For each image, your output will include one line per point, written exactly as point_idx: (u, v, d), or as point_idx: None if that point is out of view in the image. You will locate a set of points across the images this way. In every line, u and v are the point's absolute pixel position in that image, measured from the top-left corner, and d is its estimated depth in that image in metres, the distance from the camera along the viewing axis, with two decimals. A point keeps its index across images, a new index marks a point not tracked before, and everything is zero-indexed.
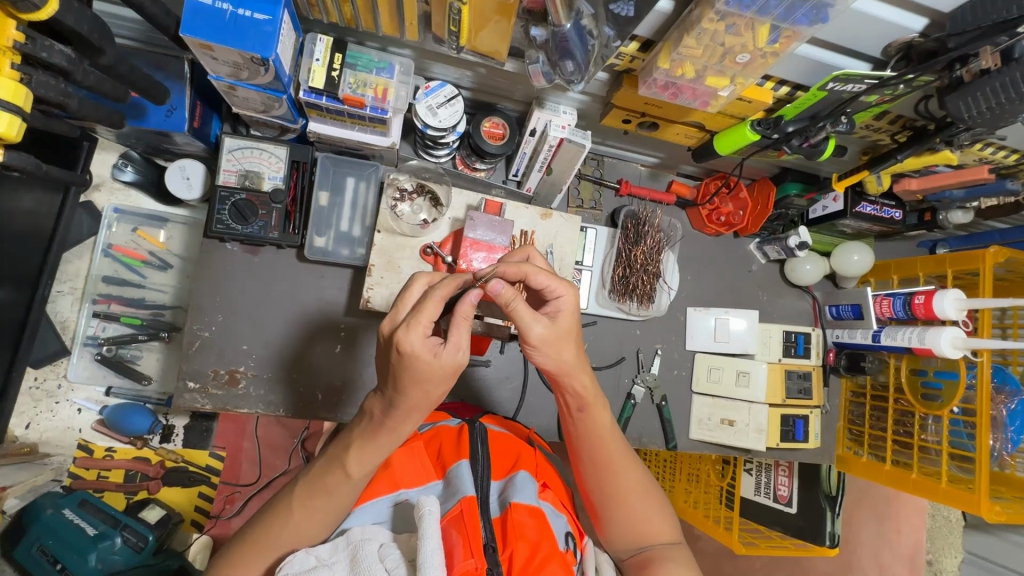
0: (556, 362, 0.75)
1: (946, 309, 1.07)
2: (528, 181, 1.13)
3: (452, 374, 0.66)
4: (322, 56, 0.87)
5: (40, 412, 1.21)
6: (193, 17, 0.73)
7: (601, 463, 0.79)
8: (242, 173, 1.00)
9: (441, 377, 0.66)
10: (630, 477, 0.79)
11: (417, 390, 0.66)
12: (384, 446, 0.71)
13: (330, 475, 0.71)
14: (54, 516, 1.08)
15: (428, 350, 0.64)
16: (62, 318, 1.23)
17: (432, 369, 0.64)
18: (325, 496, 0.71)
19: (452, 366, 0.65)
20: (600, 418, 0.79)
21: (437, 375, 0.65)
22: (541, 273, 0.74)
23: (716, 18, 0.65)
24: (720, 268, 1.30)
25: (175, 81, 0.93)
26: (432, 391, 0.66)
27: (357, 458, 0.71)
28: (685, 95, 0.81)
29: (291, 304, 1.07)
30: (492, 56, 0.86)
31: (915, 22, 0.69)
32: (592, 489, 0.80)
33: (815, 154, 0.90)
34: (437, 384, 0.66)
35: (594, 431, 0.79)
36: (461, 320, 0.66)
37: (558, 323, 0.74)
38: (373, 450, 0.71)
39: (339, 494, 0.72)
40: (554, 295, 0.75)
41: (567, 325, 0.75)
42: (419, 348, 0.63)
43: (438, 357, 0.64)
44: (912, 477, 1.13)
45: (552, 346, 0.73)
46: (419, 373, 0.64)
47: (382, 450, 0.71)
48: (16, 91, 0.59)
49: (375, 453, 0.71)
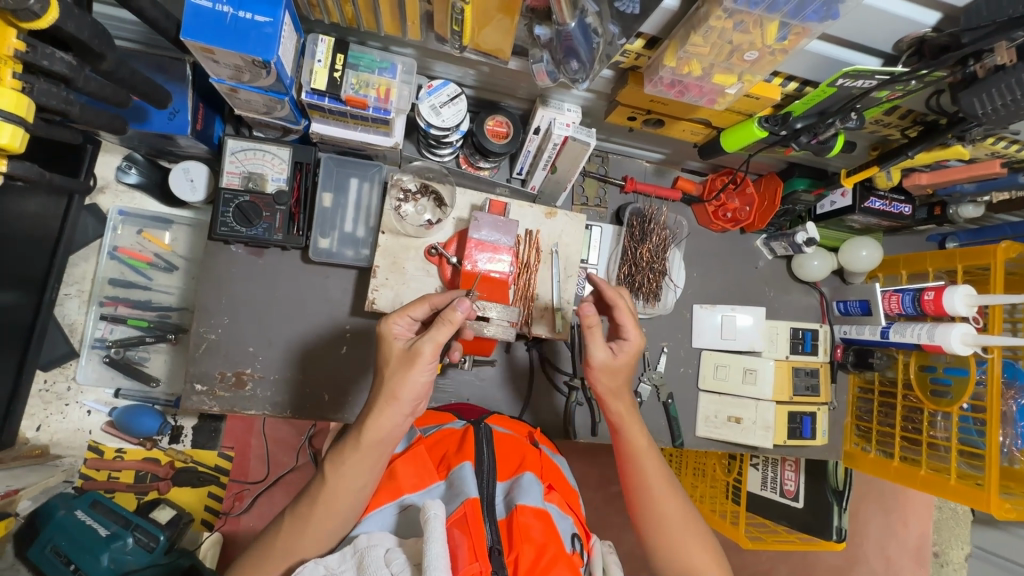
0: (605, 387, 0.87)
1: (957, 305, 1.07)
2: (532, 180, 1.11)
3: (406, 360, 0.73)
4: (324, 57, 0.86)
5: (50, 414, 1.22)
6: (193, 20, 0.72)
7: (652, 501, 0.84)
8: (245, 175, 1.00)
9: (395, 361, 0.74)
10: (680, 517, 0.83)
11: (379, 374, 0.75)
12: (349, 447, 0.73)
13: (313, 483, 0.74)
14: (67, 517, 1.10)
15: (391, 335, 0.77)
16: (70, 320, 1.23)
17: (392, 350, 0.75)
18: (307, 505, 0.73)
19: (407, 349, 0.74)
20: (646, 460, 0.86)
21: (393, 358, 0.74)
22: (627, 314, 0.87)
23: (724, 15, 0.63)
24: (726, 264, 1.29)
25: (176, 84, 0.92)
26: (389, 375, 0.74)
27: (331, 462, 0.73)
28: (691, 92, 0.80)
29: (296, 305, 1.07)
30: (495, 55, 0.85)
31: (928, 17, 0.67)
32: (645, 528, 0.84)
33: (824, 150, 0.88)
34: (393, 368, 0.74)
35: (643, 467, 0.85)
36: (446, 320, 0.73)
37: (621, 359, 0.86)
38: (344, 450, 0.73)
39: (318, 504, 0.72)
40: (626, 335, 0.87)
41: (624, 362, 0.86)
42: (389, 330, 0.77)
43: (401, 342, 0.77)
44: (920, 473, 1.13)
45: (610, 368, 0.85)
46: (384, 355, 0.76)
47: (348, 451, 0.73)
48: (18, 101, 0.59)
49: (344, 455, 0.73)
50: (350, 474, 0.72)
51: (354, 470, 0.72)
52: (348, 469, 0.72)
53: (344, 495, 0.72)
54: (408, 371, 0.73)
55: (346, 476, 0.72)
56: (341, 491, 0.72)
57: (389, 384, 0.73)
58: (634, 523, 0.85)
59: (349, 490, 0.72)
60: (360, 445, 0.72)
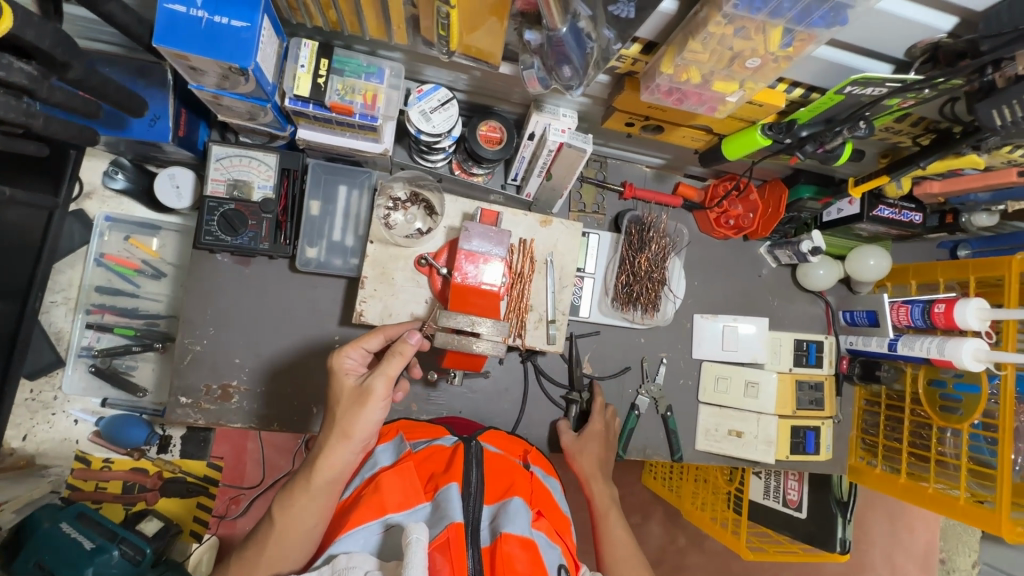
0: (584, 469, 1.03)
1: (969, 318, 1.02)
2: (527, 186, 1.08)
3: (358, 398, 0.71)
4: (307, 62, 0.83)
5: (37, 423, 1.21)
6: (168, 26, 0.69)
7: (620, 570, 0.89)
8: (230, 183, 0.97)
9: (346, 399, 0.72)
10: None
11: (330, 412, 0.73)
12: (297, 490, 0.71)
13: (262, 525, 0.73)
14: (52, 530, 1.07)
15: (343, 370, 0.75)
16: (55, 328, 1.21)
17: (343, 387, 0.74)
18: (254, 549, 0.71)
19: (358, 387, 0.72)
20: (614, 527, 0.94)
21: (344, 396, 0.73)
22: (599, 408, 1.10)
23: (723, 21, 0.59)
24: (729, 272, 1.25)
25: (156, 89, 0.89)
26: (340, 414, 0.72)
27: (280, 504, 0.71)
28: (690, 100, 0.76)
29: (283, 316, 1.04)
30: (485, 58, 0.81)
31: (944, 22, 0.63)
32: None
33: (830, 159, 0.84)
34: (345, 407, 0.72)
35: (613, 534, 0.93)
36: (397, 353, 0.72)
37: (591, 440, 1.06)
38: (293, 492, 0.72)
39: (266, 549, 0.70)
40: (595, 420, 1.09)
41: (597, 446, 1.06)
42: (340, 365, 0.75)
43: (352, 377, 0.75)
44: (927, 491, 1.09)
45: (577, 442, 1.06)
46: (335, 391, 0.74)
47: (297, 493, 0.71)
48: None
49: (292, 497, 0.71)
50: (298, 518, 0.70)
51: (303, 513, 0.71)
52: (296, 511, 0.70)
53: (292, 538, 0.70)
54: (359, 408, 0.71)
55: (295, 520, 0.70)
56: (290, 534, 0.70)
57: (341, 422, 0.71)
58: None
59: (298, 533, 0.71)
60: (309, 487, 0.71)
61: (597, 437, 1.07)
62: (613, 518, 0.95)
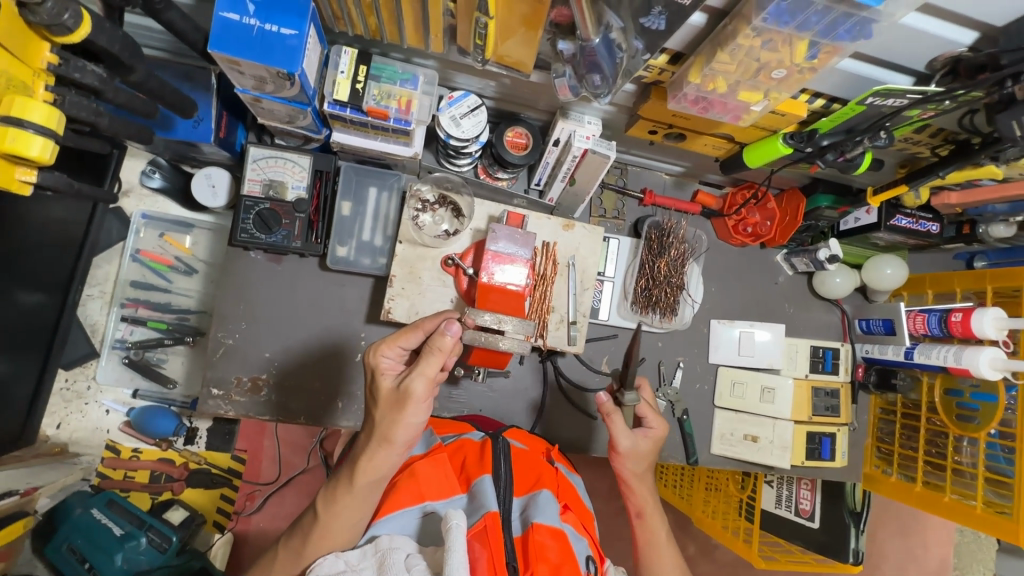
0: (629, 470, 0.95)
1: (986, 328, 1.04)
2: (550, 191, 1.11)
3: (398, 401, 0.71)
4: (347, 69, 0.87)
5: (71, 412, 1.25)
6: (221, 32, 0.73)
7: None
8: (266, 183, 1.01)
9: (385, 403, 0.72)
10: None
11: (370, 415, 0.74)
12: (341, 488, 0.74)
13: (306, 517, 0.76)
14: (83, 515, 1.13)
15: (379, 371, 0.75)
16: (91, 321, 1.26)
17: (381, 389, 0.73)
18: (299, 539, 0.75)
19: (398, 390, 0.72)
20: (657, 529, 0.94)
21: (383, 399, 0.73)
22: (649, 408, 0.95)
23: (752, 33, 0.62)
24: (746, 278, 1.27)
25: (201, 92, 0.93)
26: (381, 418, 0.72)
27: (324, 499, 0.74)
28: (716, 109, 0.79)
29: (312, 313, 1.07)
30: (517, 67, 0.85)
31: (964, 36, 0.65)
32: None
33: (849, 168, 0.87)
34: (385, 410, 0.72)
35: (661, 543, 0.93)
36: (435, 351, 0.71)
37: (655, 442, 0.95)
38: (336, 490, 0.74)
39: (310, 541, 0.73)
40: (650, 423, 0.95)
41: (647, 448, 0.95)
42: (376, 366, 0.75)
43: (389, 378, 0.74)
44: (944, 499, 1.10)
45: (638, 447, 0.93)
46: (374, 393, 0.74)
47: (341, 491, 0.73)
48: (50, 115, 0.61)
49: (336, 495, 0.74)
50: (341, 514, 0.73)
51: (346, 510, 0.73)
52: (340, 509, 0.73)
53: (334, 533, 0.73)
54: (400, 412, 0.71)
55: (336, 515, 0.73)
56: (332, 529, 0.73)
57: (382, 426, 0.72)
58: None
59: (341, 528, 0.74)
60: (352, 486, 0.73)
61: (656, 442, 0.96)
62: (654, 518, 0.95)
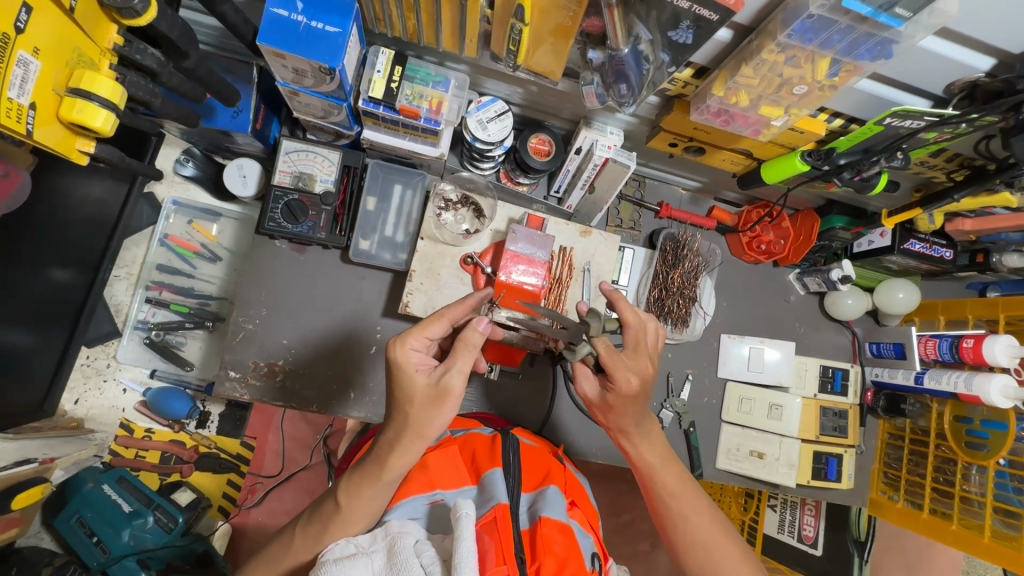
0: (614, 424, 0.87)
1: (997, 356, 1.05)
2: (569, 199, 1.14)
3: (436, 398, 0.71)
4: (383, 68, 0.90)
5: (88, 389, 1.28)
6: (271, 28, 0.77)
7: (675, 509, 0.83)
8: (296, 175, 1.05)
9: (421, 399, 0.71)
10: (702, 517, 0.83)
11: (401, 411, 0.72)
12: (367, 479, 0.73)
13: (325, 505, 0.75)
14: (94, 490, 1.18)
15: (411, 366, 0.72)
16: (117, 302, 1.30)
17: (415, 385, 0.72)
18: (317, 526, 0.74)
19: (434, 387, 0.71)
20: (646, 450, 0.86)
21: (419, 396, 0.71)
22: (608, 352, 0.81)
23: (776, 49, 0.66)
24: (758, 296, 1.28)
25: (243, 84, 1.00)
26: (415, 413, 0.71)
27: (346, 489, 0.74)
28: (736, 122, 0.82)
29: (330, 303, 1.10)
30: (546, 76, 0.87)
31: (982, 62, 0.68)
32: (676, 541, 0.83)
33: (865, 188, 0.90)
34: (421, 406, 0.71)
35: (658, 473, 0.85)
36: (467, 345, 0.71)
37: (625, 399, 0.82)
38: (359, 481, 0.73)
39: (330, 528, 0.73)
40: (616, 380, 0.81)
41: (619, 402, 0.83)
42: (405, 361, 0.72)
43: (422, 374, 0.72)
44: (951, 528, 1.08)
45: (605, 403, 0.85)
46: (405, 389, 0.72)
47: (366, 483, 0.73)
48: (115, 90, 0.68)
49: (360, 485, 0.73)
50: (365, 504, 0.73)
51: (370, 500, 0.73)
52: (363, 498, 0.73)
53: (356, 521, 0.73)
54: (439, 409, 0.71)
55: (361, 506, 0.73)
56: (355, 516, 0.73)
57: (415, 422, 0.71)
58: (666, 541, 0.85)
59: (361, 516, 0.73)
60: (379, 478, 0.72)
61: (627, 398, 0.82)
62: (639, 439, 0.86)
